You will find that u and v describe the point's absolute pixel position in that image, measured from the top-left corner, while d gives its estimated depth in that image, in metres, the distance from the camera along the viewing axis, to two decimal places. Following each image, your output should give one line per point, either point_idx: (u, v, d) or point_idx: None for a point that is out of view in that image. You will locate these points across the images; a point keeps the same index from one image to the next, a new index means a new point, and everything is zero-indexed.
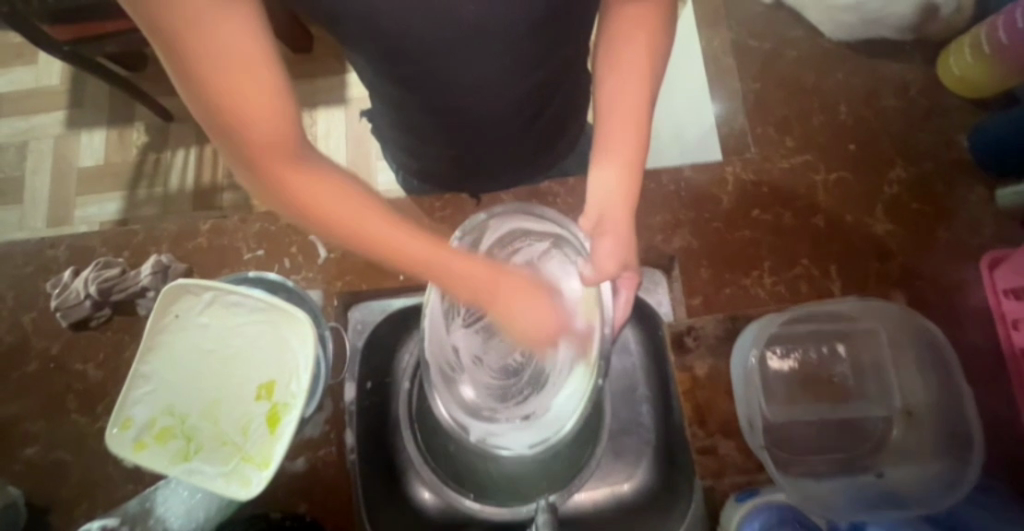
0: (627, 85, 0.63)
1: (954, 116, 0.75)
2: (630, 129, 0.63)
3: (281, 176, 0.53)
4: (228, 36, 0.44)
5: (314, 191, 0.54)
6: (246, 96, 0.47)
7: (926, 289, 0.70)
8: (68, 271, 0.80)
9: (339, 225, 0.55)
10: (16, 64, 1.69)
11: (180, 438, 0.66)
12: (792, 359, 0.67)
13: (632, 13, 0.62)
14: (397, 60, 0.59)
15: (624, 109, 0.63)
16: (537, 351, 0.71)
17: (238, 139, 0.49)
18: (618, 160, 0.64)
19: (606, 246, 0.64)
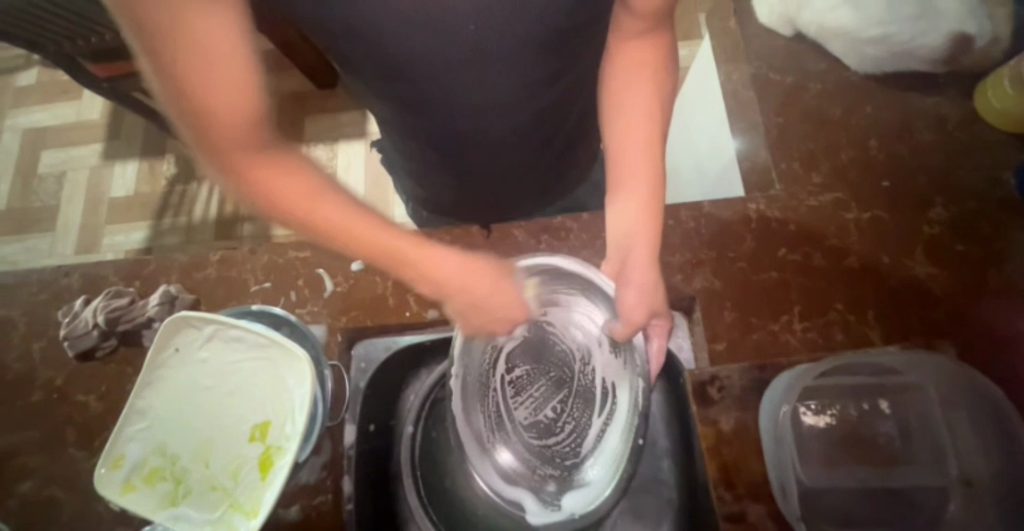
0: (635, 120, 0.62)
1: (995, 151, 0.70)
2: (643, 162, 0.63)
3: (249, 166, 0.50)
4: (213, 41, 0.41)
5: (285, 189, 0.51)
6: (232, 116, 0.45)
7: (977, 338, 0.63)
8: (79, 300, 0.80)
9: (306, 222, 0.53)
10: (62, 100, 1.78)
11: (170, 481, 0.63)
12: (829, 415, 0.60)
13: (633, 52, 0.62)
14: (406, 90, 0.58)
15: (632, 143, 0.63)
16: (573, 406, 0.67)
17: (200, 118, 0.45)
18: (634, 195, 0.63)
19: (631, 288, 0.62)
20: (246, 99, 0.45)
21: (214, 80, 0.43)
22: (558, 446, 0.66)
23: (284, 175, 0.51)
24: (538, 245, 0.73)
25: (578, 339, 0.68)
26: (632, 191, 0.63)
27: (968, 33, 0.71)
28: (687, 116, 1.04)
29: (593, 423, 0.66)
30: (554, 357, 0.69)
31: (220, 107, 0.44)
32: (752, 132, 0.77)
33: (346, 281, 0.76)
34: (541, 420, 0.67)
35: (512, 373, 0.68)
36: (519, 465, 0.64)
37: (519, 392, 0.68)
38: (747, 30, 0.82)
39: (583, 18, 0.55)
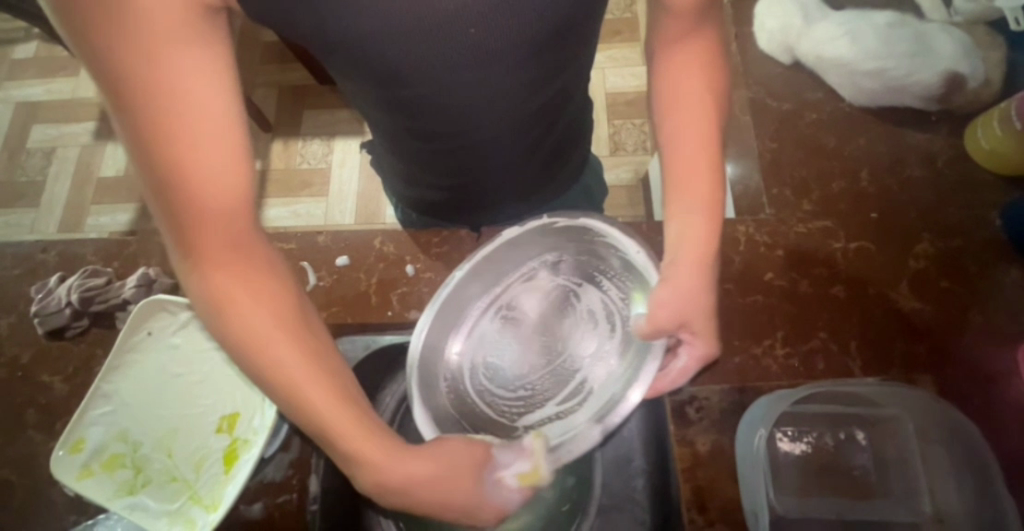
0: (687, 128, 0.58)
1: (980, 191, 0.71)
2: (701, 174, 0.57)
3: (210, 255, 0.46)
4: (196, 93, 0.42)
5: (243, 300, 0.46)
6: (198, 159, 0.43)
7: (955, 374, 0.64)
8: (54, 277, 0.78)
9: (244, 331, 0.46)
10: (58, 75, 1.76)
11: (129, 469, 0.61)
12: (805, 443, 0.60)
13: (679, 54, 0.59)
14: (397, 86, 0.57)
15: (692, 149, 0.58)
16: (541, 378, 0.63)
17: (164, 177, 0.42)
18: (694, 210, 0.57)
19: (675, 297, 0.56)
20: (227, 164, 0.44)
21: (206, 146, 0.43)
22: (505, 401, 0.63)
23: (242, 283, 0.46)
24: None
25: (592, 330, 0.63)
26: (689, 204, 0.57)
27: (960, 74, 0.74)
28: None
29: (550, 405, 0.60)
30: (560, 328, 0.65)
31: (208, 174, 0.43)
32: (746, 155, 0.77)
33: (330, 276, 0.75)
34: (508, 370, 0.65)
35: (511, 312, 0.66)
36: (449, 391, 0.63)
37: (507, 335, 0.66)
38: (747, 55, 0.84)
39: (581, 19, 0.55)
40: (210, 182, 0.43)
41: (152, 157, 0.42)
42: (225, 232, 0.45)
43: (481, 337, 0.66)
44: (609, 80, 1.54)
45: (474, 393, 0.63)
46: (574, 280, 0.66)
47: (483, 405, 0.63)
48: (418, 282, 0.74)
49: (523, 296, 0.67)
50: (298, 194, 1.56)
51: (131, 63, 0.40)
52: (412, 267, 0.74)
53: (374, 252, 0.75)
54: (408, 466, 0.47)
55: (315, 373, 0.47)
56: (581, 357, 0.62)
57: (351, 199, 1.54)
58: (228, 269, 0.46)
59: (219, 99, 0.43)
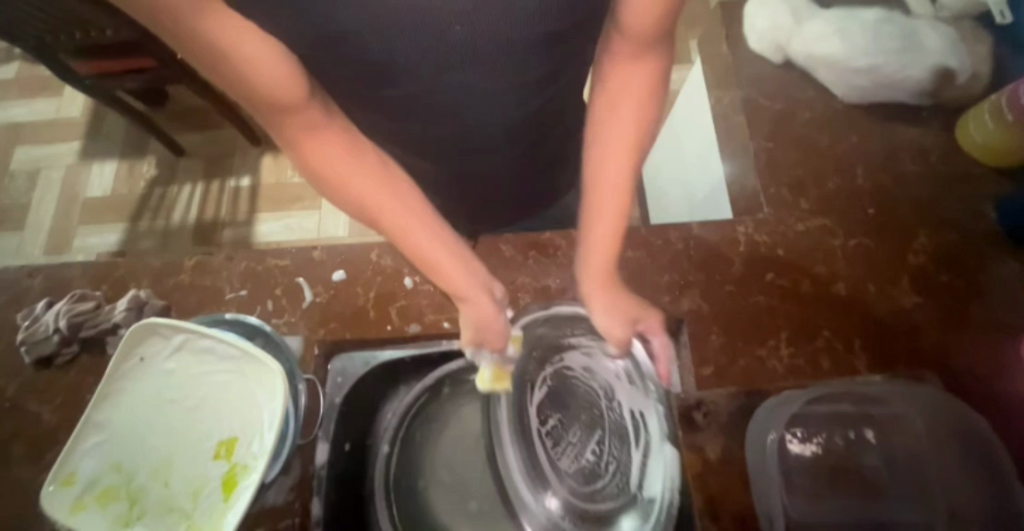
0: (617, 149, 0.61)
1: (975, 184, 0.72)
2: (615, 194, 0.61)
3: (301, 140, 0.56)
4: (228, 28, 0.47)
5: (324, 141, 0.56)
6: (261, 73, 0.49)
7: (960, 369, 0.63)
8: (41, 303, 0.76)
9: (343, 192, 0.58)
10: (41, 96, 1.74)
11: (124, 501, 0.59)
12: (815, 444, 0.59)
13: (623, 77, 0.59)
14: (384, 84, 0.56)
15: (608, 173, 0.61)
16: (608, 446, 0.66)
17: (247, 92, 0.51)
18: (602, 230, 0.61)
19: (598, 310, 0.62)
20: (286, 72, 0.50)
21: (253, 52, 0.48)
22: (607, 487, 0.64)
23: (328, 142, 0.56)
24: (524, 261, 0.72)
25: (603, 381, 0.68)
26: (603, 218, 0.61)
27: (951, 68, 0.74)
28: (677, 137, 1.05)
29: (633, 457, 0.64)
30: (578, 404, 0.67)
31: (275, 81, 0.50)
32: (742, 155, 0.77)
33: (327, 292, 0.73)
34: (585, 463, 0.65)
35: (546, 426, 0.66)
36: (604, 494, 0.64)
37: (547, 442, 0.65)
38: (738, 55, 0.84)
39: (582, 22, 0.53)
40: (279, 87, 0.50)
41: (229, 78, 0.50)
42: (307, 118, 0.54)
43: (530, 444, 0.63)
44: None
45: (592, 505, 0.63)
46: (547, 357, 0.68)
47: (604, 501, 0.63)
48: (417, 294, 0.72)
49: (529, 406, 0.65)
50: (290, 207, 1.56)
51: (182, 30, 0.45)
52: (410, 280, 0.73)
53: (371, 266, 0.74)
54: (468, 308, 0.61)
55: (403, 223, 0.60)
56: (612, 407, 0.67)
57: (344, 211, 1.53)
58: (317, 143, 0.56)
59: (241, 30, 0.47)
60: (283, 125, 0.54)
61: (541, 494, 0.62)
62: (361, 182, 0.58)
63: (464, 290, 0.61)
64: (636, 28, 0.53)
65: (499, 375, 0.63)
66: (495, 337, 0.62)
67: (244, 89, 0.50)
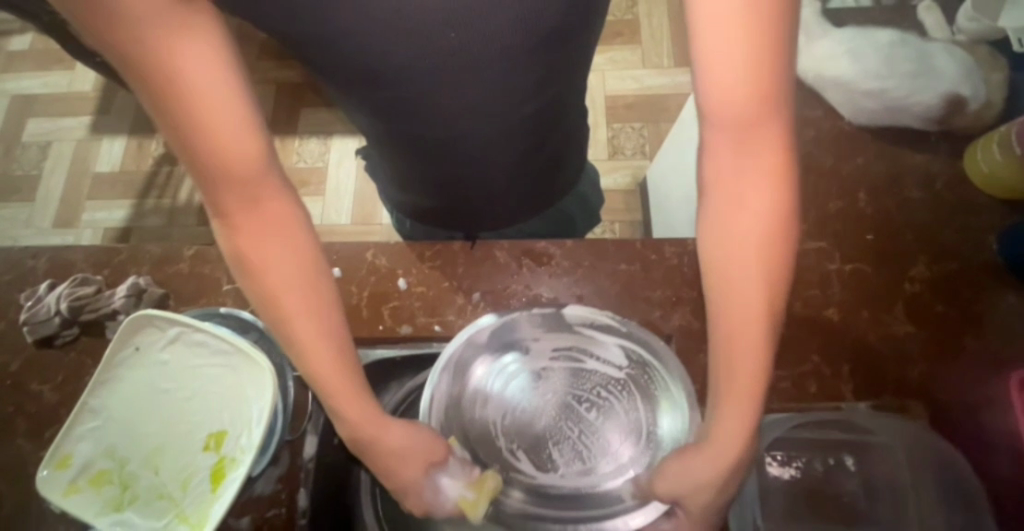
0: (742, 261, 0.50)
1: (980, 213, 0.70)
2: (755, 319, 0.49)
3: (236, 214, 0.53)
4: (199, 78, 0.47)
5: (260, 224, 0.54)
6: (221, 130, 0.48)
7: (946, 400, 0.63)
8: (43, 285, 0.77)
9: (267, 288, 0.55)
10: (54, 69, 1.74)
11: (116, 485, 0.61)
12: (794, 468, 0.60)
13: (743, 157, 0.48)
14: (378, 86, 0.57)
15: (743, 277, 0.50)
16: (591, 403, 0.63)
17: (193, 150, 0.49)
18: (746, 342, 0.50)
19: (722, 447, 0.51)
20: (245, 133, 0.50)
21: (217, 107, 0.48)
22: (621, 421, 0.62)
23: (263, 228, 0.54)
24: (518, 268, 0.72)
25: (529, 378, 0.65)
26: (743, 350, 0.50)
27: (962, 95, 0.73)
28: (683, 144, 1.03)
29: (608, 381, 0.64)
30: (548, 413, 0.63)
31: (224, 139, 0.49)
32: None
33: None
34: (589, 430, 0.62)
35: (526, 445, 0.62)
36: (635, 442, 0.61)
37: (558, 459, 0.61)
38: None
39: (573, 27, 0.54)
40: (231, 145, 0.49)
41: (179, 130, 0.48)
42: (248, 190, 0.52)
43: (543, 467, 0.60)
44: (609, 82, 1.52)
45: (627, 438, 0.61)
46: (481, 400, 0.63)
47: (631, 430, 0.62)
48: (410, 296, 0.73)
49: (513, 455, 0.61)
50: None
51: (151, 58, 0.45)
52: (404, 281, 0.73)
53: (366, 264, 0.75)
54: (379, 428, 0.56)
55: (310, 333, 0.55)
56: (576, 386, 0.64)
57: (347, 200, 1.53)
58: (250, 227, 0.54)
59: (213, 81, 0.47)
60: (222, 191, 0.52)
61: (587, 482, 0.59)
62: (283, 281, 0.55)
63: (362, 424, 0.56)
64: (727, 105, 0.46)
65: (471, 504, 0.56)
66: (407, 475, 0.56)
67: (191, 143, 0.48)
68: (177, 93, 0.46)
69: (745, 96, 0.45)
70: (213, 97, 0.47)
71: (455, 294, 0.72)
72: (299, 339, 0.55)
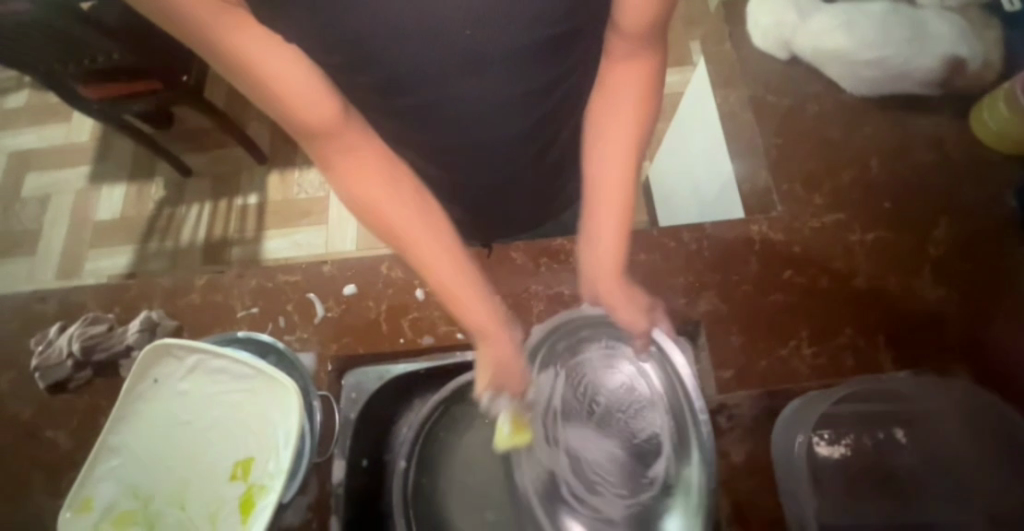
0: (615, 142, 0.61)
1: (993, 172, 0.70)
2: (619, 187, 0.61)
3: (342, 166, 0.57)
4: (264, 53, 0.49)
5: (369, 163, 0.57)
6: (293, 96, 0.50)
7: (989, 361, 0.62)
8: (54, 328, 0.76)
9: (379, 220, 0.58)
10: (50, 123, 1.76)
11: (142, 525, 0.58)
12: (843, 446, 0.57)
13: (620, 75, 0.60)
14: (398, 92, 0.55)
15: (614, 170, 0.61)
16: (585, 390, 0.68)
17: (286, 116, 0.52)
18: (608, 226, 0.61)
19: (618, 303, 0.61)
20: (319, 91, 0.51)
21: (289, 74, 0.50)
22: (601, 371, 0.68)
23: (367, 170, 0.57)
24: (536, 268, 0.71)
25: (553, 436, 0.66)
26: (608, 214, 0.61)
27: (960, 57, 0.73)
28: (684, 138, 1.04)
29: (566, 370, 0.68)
30: (596, 423, 0.67)
31: (308, 100, 0.51)
32: (751, 153, 0.76)
33: (338, 306, 0.73)
34: (607, 398, 0.67)
35: (616, 457, 0.65)
36: (626, 365, 0.68)
37: (645, 426, 0.65)
38: (742, 54, 0.83)
39: (581, 24, 0.53)
40: (310, 104, 0.51)
41: (266, 102, 0.52)
42: (350, 137, 0.55)
43: (650, 434, 0.65)
44: None
45: (619, 365, 0.68)
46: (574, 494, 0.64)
47: (615, 364, 0.68)
48: (429, 305, 0.72)
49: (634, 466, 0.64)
50: (296, 223, 1.57)
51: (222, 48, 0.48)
52: (422, 290, 0.73)
53: (382, 278, 0.74)
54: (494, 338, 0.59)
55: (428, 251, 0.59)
56: (569, 393, 0.67)
57: (351, 225, 1.53)
58: (354, 168, 0.57)
59: (277, 53, 0.49)
60: (326, 147, 0.56)
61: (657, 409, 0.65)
62: (393, 207, 0.58)
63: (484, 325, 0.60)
64: (629, 23, 0.54)
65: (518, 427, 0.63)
66: (515, 380, 0.60)
67: (283, 112, 0.52)
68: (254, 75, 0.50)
69: (647, 20, 0.53)
70: (281, 69, 0.49)
71: None
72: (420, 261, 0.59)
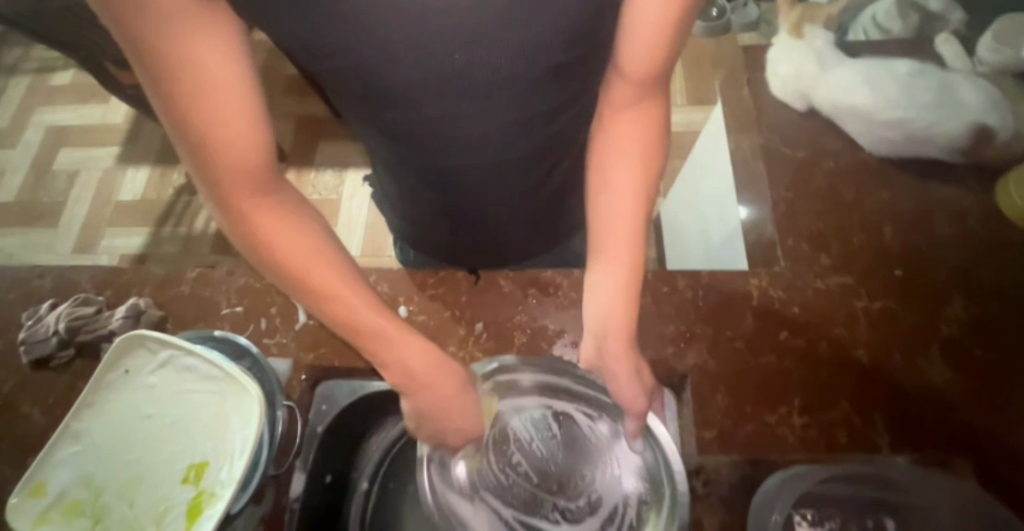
0: (617, 197, 0.60)
1: (1014, 250, 0.66)
2: (622, 235, 0.60)
3: (247, 207, 0.54)
4: (201, 63, 0.44)
5: (275, 222, 0.55)
6: (223, 117, 0.47)
7: (995, 456, 0.57)
8: (45, 304, 0.77)
9: (287, 268, 0.55)
10: (89, 103, 1.83)
11: (88, 518, 0.57)
12: (826, 530, 0.52)
13: (626, 120, 0.60)
14: (385, 107, 0.55)
15: (616, 216, 0.60)
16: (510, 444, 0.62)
17: (194, 138, 0.48)
18: (611, 277, 0.60)
19: (619, 377, 0.57)
20: (248, 125, 0.48)
21: (224, 94, 0.46)
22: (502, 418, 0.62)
23: (267, 210, 0.54)
24: (523, 297, 0.69)
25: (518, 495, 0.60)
26: (615, 262, 0.60)
27: (988, 125, 0.70)
28: (697, 179, 1.02)
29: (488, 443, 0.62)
30: (564, 474, 0.61)
31: (229, 125, 0.47)
32: (759, 203, 0.73)
33: (321, 314, 0.72)
34: (531, 430, 0.62)
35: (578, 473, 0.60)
36: (570, 399, 0.62)
37: (613, 444, 0.60)
38: (760, 101, 0.81)
39: (581, 57, 0.53)
40: (230, 133, 0.48)
41: (178, 115, 0.46)
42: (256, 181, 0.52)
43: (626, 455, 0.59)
44: None
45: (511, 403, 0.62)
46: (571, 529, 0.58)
47: (511, 404, 0.62)
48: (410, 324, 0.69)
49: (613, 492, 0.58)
50: None
51: (160, 53, 0.43)
52: (405, 308, 0.70)
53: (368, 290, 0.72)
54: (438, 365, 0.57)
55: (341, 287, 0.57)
56: (527, 456, 0.61)
57: (359, 231, 1.54)
58: (261, 212, 0.54)
59: (220, 68, 0.45)
60: (228, 183, 0.52)
61: (582, 414, 0.62)
62: (292, 257, 0.55)
63: (386, 350, 0.57)
64: (634, 70, 0.55)
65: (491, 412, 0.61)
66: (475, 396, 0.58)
67: (194, 131, 0.47)
68: (184, 90, 0.45)
69: (651, 67, 0.54)
70: (224, 95, 0.46)
71: (457, 324, 0.69)
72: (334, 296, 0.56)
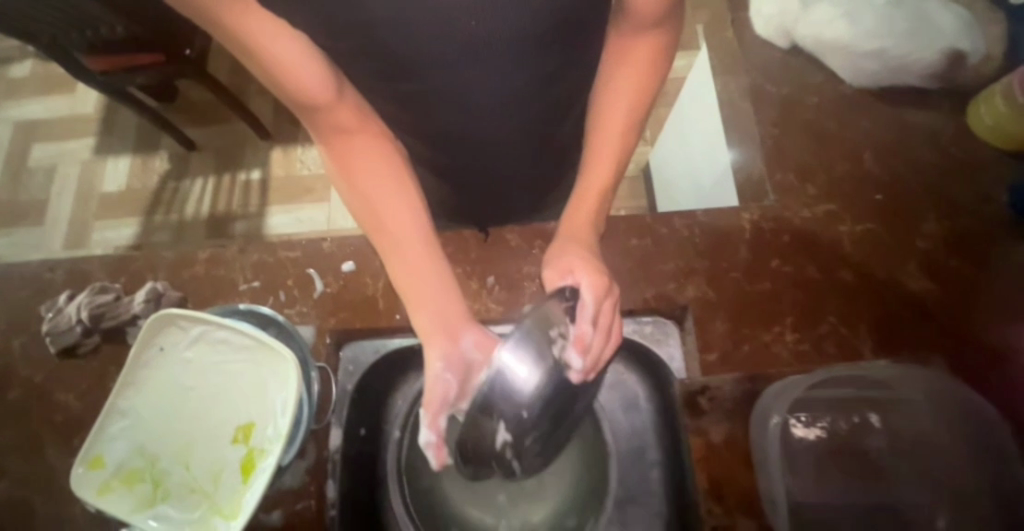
0: (614, 106, 0.65)
1: (985, 167, 0.71)
2: (614, 136, 0.66)
3: (350, 157, 0.62)
4: (269, 40, 0.52)
5: (370, 176, 0.62)
6: (300, 77, 0.55)
7: (965, 353, 0.64)
8: (63, 295, 0.78)
9: (374, 220, 0.63)
10: (56, 94, 1.77)
11: (149, 482, 0.62)
12: (820, 428, 0.60)
13: (636, 43, 0.63)
14: (393, 76, 0.56)
15: (612, 125, 0.66)
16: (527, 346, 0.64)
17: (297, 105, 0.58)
18: (600, 172, 0.66)
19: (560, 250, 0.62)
20: (317, 80, 0.55)
21: (293, 60, 0.54)
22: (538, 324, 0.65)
23: (367, 170, 0.62)
24: (531, 250, 0.72)
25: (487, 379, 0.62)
26: (601, 162, 0.66)
27: (961, 49, 0.73)
28: (684, 125, 1.04)
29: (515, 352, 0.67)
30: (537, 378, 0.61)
31: (309, 85, 0.55)
32: (748, 142, 0.77)
33: (338, 281, 0.75)
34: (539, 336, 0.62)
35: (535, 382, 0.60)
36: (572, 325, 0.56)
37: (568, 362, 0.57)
38: (745, 42, 0.82)
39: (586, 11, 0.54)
40: (307, 89, 0.55)
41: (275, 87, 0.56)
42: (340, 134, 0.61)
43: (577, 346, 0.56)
44: None
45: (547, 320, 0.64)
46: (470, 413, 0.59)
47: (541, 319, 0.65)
48: None
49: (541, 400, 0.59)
50: (300, 199, 1.59)
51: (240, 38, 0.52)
52: None
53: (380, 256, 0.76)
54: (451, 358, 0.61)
55: (408, 227, 0.62)
56: None
57: None
58: (354, 162, 0.62)
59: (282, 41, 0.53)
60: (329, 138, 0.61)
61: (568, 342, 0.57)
62: (390, 209, 0.62)
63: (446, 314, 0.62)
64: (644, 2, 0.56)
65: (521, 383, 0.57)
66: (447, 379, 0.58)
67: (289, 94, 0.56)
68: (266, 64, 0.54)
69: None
70: (288, 67, 0.54)
71: (470, 280, 0.72)
72: (379, 214, 0.62)
